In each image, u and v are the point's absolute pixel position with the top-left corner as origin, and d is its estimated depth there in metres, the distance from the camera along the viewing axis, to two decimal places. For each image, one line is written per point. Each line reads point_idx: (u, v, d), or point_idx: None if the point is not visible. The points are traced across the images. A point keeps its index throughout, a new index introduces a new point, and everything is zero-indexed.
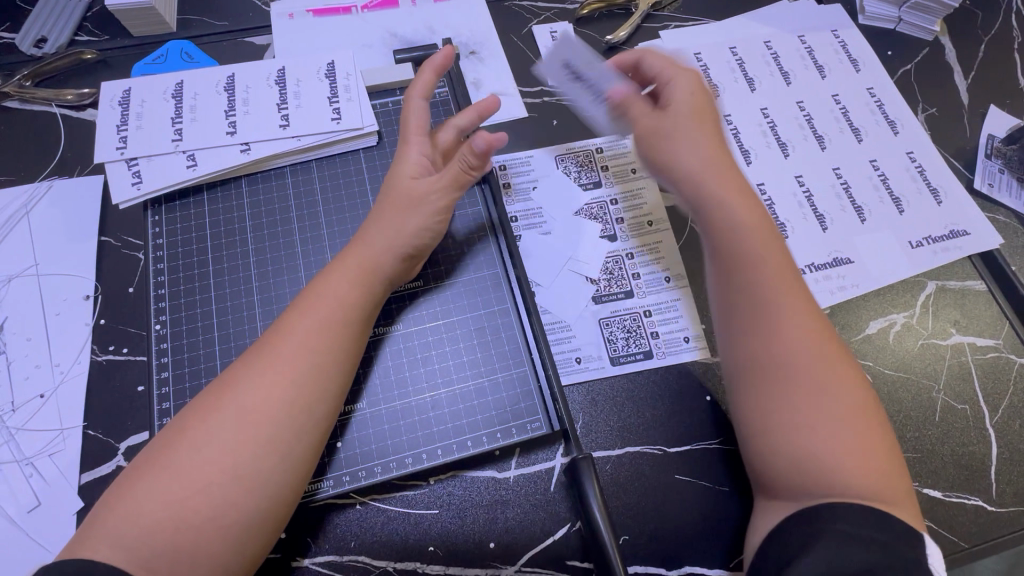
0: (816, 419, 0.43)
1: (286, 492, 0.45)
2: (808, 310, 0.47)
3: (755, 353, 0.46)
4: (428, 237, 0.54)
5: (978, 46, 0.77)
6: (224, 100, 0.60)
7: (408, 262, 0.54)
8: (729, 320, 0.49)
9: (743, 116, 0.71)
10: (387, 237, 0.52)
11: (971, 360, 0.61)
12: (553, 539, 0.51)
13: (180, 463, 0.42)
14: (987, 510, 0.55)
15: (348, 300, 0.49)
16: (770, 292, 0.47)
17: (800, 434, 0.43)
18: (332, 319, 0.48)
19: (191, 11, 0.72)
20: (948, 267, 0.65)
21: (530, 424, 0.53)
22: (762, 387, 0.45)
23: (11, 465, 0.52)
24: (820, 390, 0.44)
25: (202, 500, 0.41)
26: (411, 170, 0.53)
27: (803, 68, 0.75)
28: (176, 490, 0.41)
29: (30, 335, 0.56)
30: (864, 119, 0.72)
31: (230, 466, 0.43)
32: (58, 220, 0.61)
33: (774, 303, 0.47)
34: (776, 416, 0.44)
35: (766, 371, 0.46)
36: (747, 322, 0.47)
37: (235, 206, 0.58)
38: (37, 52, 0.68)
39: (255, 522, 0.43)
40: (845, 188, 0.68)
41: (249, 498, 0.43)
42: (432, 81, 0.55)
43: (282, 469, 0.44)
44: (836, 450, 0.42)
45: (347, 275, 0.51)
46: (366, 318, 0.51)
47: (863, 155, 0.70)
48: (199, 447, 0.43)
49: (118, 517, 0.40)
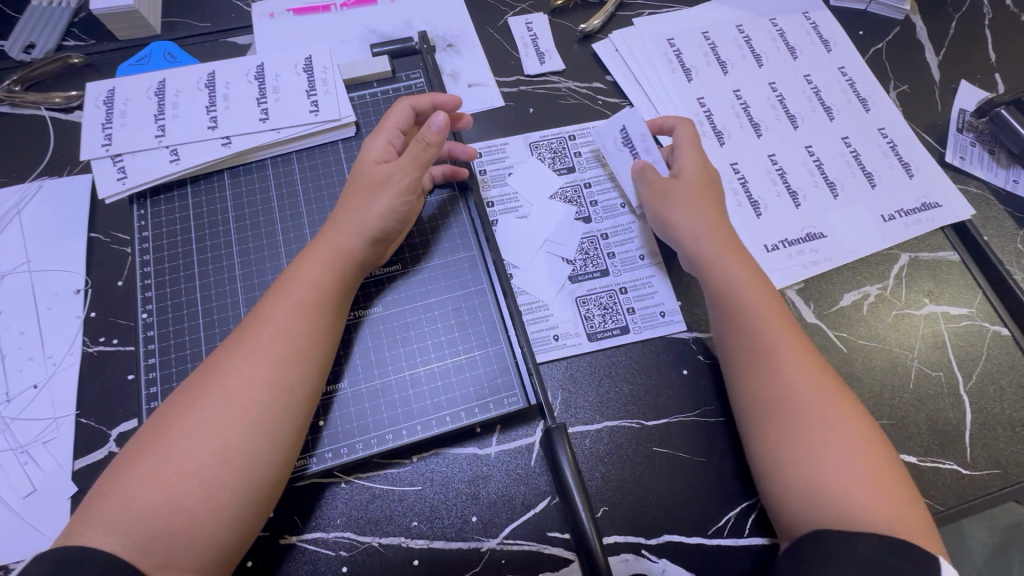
0: (830, 459, 0.46)
1: (274, 471, 0.46)
2: (802, 354, 0.51)
3: (757, 401, 0.50)
4: (390, 220, 0.55)
5: (949, 23, 0.78)
6: (205, 96, 0.62)
7: (379, 246, 0.55)
8: (736, 375, 0.53)
9: (715, 98, 0.73)
10: (360, 221, 0.53)
11: (944, 329, 0.62)
12: (534, 512, 0.53)
13: (170, 449, 0.44)
14: (962, 473, 0.56)
15: (322, 283, 0.51)
16: (768, 341, 0.52)
17: (812, 471, 0.46)
18: (308, 301, 0.50)
19: (174, 14, 0.74)
20: (921, 238, 0.66)
21: (508, 399, 0.54)
22: (772, 436, 0.49)
23: (7, 454, 0.54)
24: (821, 430, 0.47)
25: (193, 483, 0.43)
26: (375, 155, 0.56)
27: (775, 50, 0.76)
28: (167, 475, 0.43)
29: (24, 329, 0.58)
30: (836, 98, 0.73)
31: (220, 448, 0.44)
32: (50, 218, 0.62)
33: (772, 350, 0.51)
34: (787, 458, 0.47)
35: (769, 421, 0.49)
36: (749, 373, 0.52)
37: (218, 198, 0.60)
38: (26, 58, 0.70)
39: (248, 498, 0.44)
40: (817, 164, 0.69)
41: (244, 476, 0.44)
42: (427, 104, 0.60)
43: (271, 446, 0.46)
44: (843, 481, 0.45)
45: (321, 259, 0.52)
46: (342, 301, 0.53)
47: (835, 132, 0.71)
48: (190, 431, 0.45)
49: (113, 504, 0.42)
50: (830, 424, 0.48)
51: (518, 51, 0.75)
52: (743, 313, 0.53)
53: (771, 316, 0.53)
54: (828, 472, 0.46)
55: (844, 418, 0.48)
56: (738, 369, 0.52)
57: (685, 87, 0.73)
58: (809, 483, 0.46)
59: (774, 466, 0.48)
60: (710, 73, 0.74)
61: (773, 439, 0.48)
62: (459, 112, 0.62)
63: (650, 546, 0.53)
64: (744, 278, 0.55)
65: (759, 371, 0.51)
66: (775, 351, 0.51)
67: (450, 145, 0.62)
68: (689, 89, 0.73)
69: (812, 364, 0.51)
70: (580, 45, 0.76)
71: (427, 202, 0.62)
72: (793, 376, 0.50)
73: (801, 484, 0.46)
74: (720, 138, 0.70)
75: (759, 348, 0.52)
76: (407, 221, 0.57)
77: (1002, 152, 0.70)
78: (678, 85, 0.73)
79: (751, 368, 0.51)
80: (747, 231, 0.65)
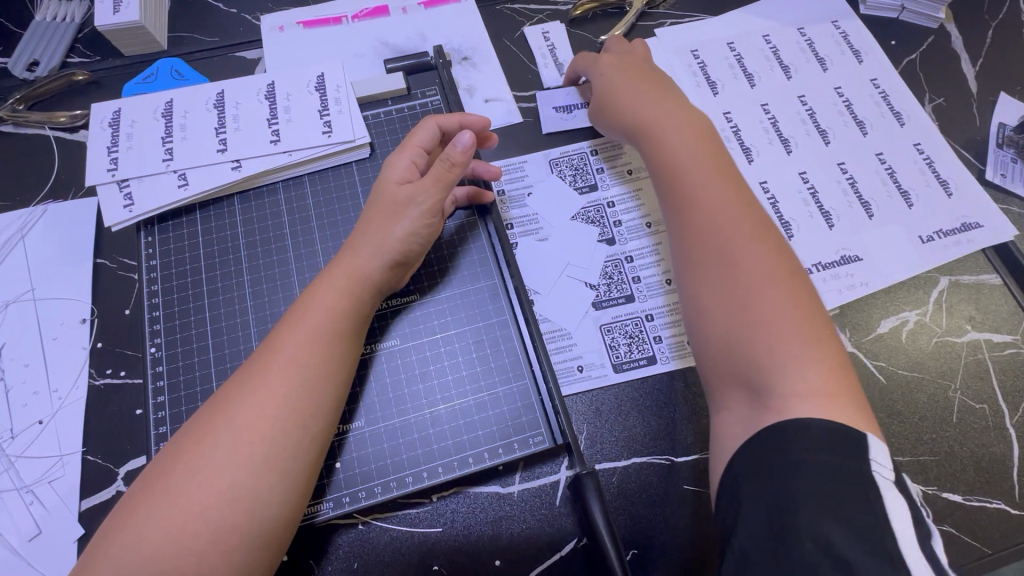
0: (756, 307, 0.46)
1: (287, 513, 0.44)
2: (741, 212, 0.51)
3: (690, 256, 0.51)
4: (412, 242, 0.52)
5: (985, 32, 0.75)
6: (215, 117, 0.59)
7: (396, 272, 0.53)
8: (674, 233, 0.53)
9: (742, 113, 0.70)
10: (377, 248, 0.51)
11: (988, 358, 0.59)
12: (560, 555, 0.50)
13: (178, 489, 0.42)
14: (1009, 514, 0.53)
15: (337, 311, 0.49)
16: (704, 200, 0.52)
17: (733, 318, 0.46)
18: (322, 329, 0.48)
19: (182, 29, 0.72)
20: (960, 261, 0.63)
21: (533, 438, 0.52)
22: (701, 288, 0.49)
23: (12, 493, 0.52)
24: (750, 282, 0.47)
25: (201, 524, 0.41)
26: (397, 176, 0.53)
27: (803, 61, 0.73)
28: (174, 516, 0.41)
29: (28, 361, 0.56)
30: (868, 112, 0.70)
31: (228, 488, 0.42)
32: (54, 244, 0.60)
33: (706, 208, 0.51)
34: (710, 306, 0.48)
35: (701, 272, 0.49)
36: (684, 229, 0.52)
37: (228, 224, 0.58)
38: (29, 75, 0.68)
39: (256, 543, 0.42)
40: (851, 183, 0.66)
41: (250, 516, 0.42)
42: (455, 124, 0.57)
43: (281, 485, 0.44)
44: (763, 330, 0.45)
45: (336, 287, 0.50)
46: (357, 332, 0.50)
47: (869, 148, 0.68)
48: (197, 469, 0.42)
49: (119, 549, 0.40)
50: (760, 271, 0.47)
51: (536, 64, 0.72)
52: (682, 176, 0.54)
53: (708, 175, 0.53)
54: (754, 318, 0.45)
55: (776, 270, 0.47)
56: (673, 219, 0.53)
57: (712, 103, 0.70)
58: (732, 330, 0.46)
59: (706, 312, 0.48)
60: (736, 87, 0.71)
61: (703, 287, 0.49)
62: (487, 132, 0.60)
63: None
64: (687, 148, 0.55)
65: (693, 227, 0.51)
66: (711, 210, 0.51)
67: (473, 164, 0.59)
68: (715, 105, 0.70)
69: (748, 215, 0.51)
70: None
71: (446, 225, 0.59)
72: (729, 226, 0.50)
73: (722, 331, 0.47)
74: (749, 155, 0.68)
75: (695, 204, 0.52)
76: (430, 244, 0.54)
77: None
78: (704, 101, 0.70)
79: (686, 224, 0.52)
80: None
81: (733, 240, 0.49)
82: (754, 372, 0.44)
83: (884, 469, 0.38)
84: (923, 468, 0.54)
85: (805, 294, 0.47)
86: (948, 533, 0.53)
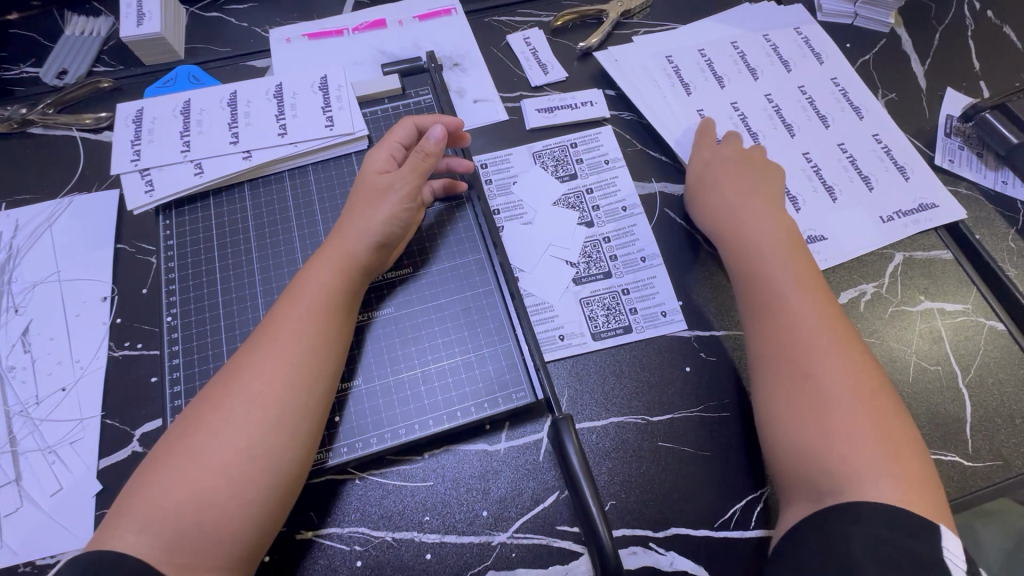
0: (837, 413, 0.48)
1: (297, 468, 0.48)
2: (825, 318, 0.53)
3: (772, 355, 0.53)
4: (392, 224, 0.57)
5: (933, 35, 0.82)
6: (228, 114, 0.65)
7: (382, 252, 0.58)
8: (755, 330, 0.55)
9: (715, 111, 0.76)
10: (362, 228, 0.56)
11: (941, 324, 0.63)
12: (543, 506, 0.54)
13: (198, 450, 0.46)
14: (964, 465, 0.57)
15: (331, 286, 0.54)
16: (786, 300, 0.54)
17: (811, 420, 0.49)
18: (319, 303, 0.53)
19: (198, 41, 0.79)
20: (913, 238, 0.68)
21: (516, 394, 0.56)
22: (780, 388, 0.51)
23: (35, 454, 0.56)
24: (829, 388, 0.49)
25: (221, 480, 0.45)
26: (376, 166, 0.59)
27: (768, 64, 0.80)
28: (197, 475, 0.45)
29: (53, 335, 0.61)
30: (829, 108, 0.76)
31: (245, 447, 0.46)
32: (79, 230, 0.66)
33: (791, 311, 0.54)
34: (783, 409, 0.50)
35: (782, 372, 0.52)
36: (767, 327, 0.54)
37: (239, 209, 0.63)
38: (59, 83, 0.75)
39: (272, 496, 0.46)
40: (814, 171, 0.72)
41: (266, 471, 0.46)
42: (429, 122, 0.63)
43: (292, 443, 0.48)
44: (843, 438, 0.47)
45: (328, 265, 0.55)
46: (350, 305, 0.55)
47: (831, 140, 0.74)
48: (216, 432, 0.46)
49: (145, 504, 0.44)
50: (842, 385, 0.49)
51: (521, 68, 0.79)
52: (768, 283, 0.56)
53: (797, 286, 0.55)
54: (835, 427, 0.48)
55: (859, 386, 0.50)
56: (752, 328, 0.56)
57: (687, 103, 0.76)
58: (808, 435, 0.48)
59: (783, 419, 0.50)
60: (708, 88, 0.77)
61: (784, 391, 0.51)
62: (461, 131, 0.65)
63: (658, 538, 0.53)
64: (773, 246, 0.58)
65: (773, 326, 0.54)
66: (796, 313, 0.53)
67: (447, 159, 0.64)
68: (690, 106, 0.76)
69: (838, 329, 0.53)
70: (580, 61, 0.80)
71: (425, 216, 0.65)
72: (813, 334, 0.52)
73: (799, 433, 0.49)
74: None
75: (779, 314, 0.54)
76: (408, 228, 0.59)
77: (987, 154, 0.73)
78: (679, 100, 0.76)
79: (766, 322, 0.54)
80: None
81: (817, 352, 0.51)
82: (828, 479, 0.46)
83: (957, 558, 0.40)
84: None
85: (889, 411, 0.49)
86: None
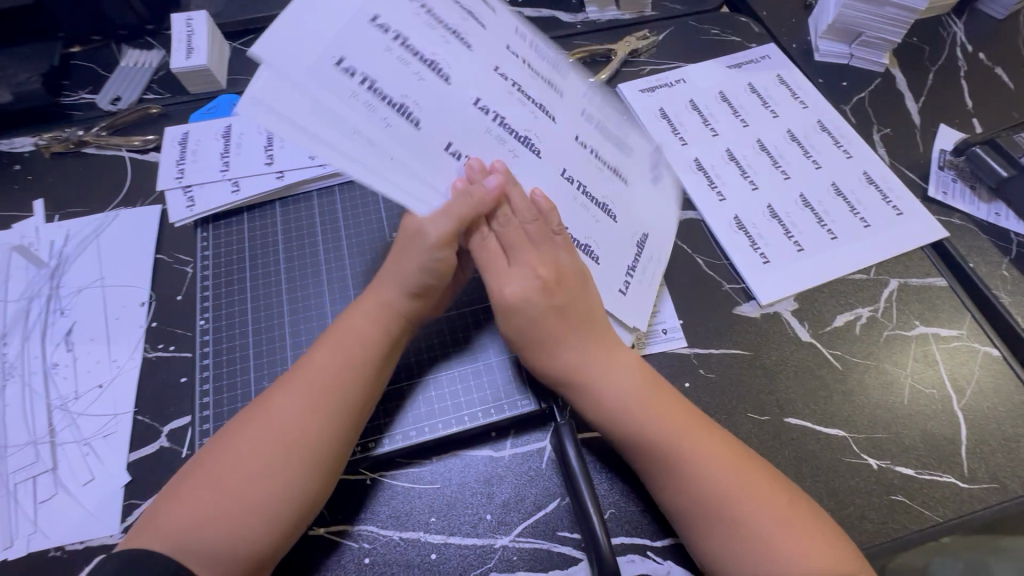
0: (761, 540, 0.49)
1: (318, 499, 0.51)
2: (698, 433, 0.54)
3: (680, 511, 0.51)
4: (423, 275, 0.55)
5: (926, 75, 0.86)
6: (264, 138, 0.72)
7: (419, 301, 0.58)
8: (655, 481, 0.53)
9: (364, 132, 0.47)
10: (395, 277, 0.57)
11: (935, 349, 0.65)
12: (545, 512, 0.56)
13: (226, 478, 0.49)
14: (959, 487, 0.58)
15: (367, 335, 0.56)
16: (670, 440, 0.53)
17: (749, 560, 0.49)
18: (355, 352, 0.55)
19: (239, 73, 0.86)
20: (909, 266, 0.70)
21: (520, 401, 0.60)
22: (706, 534, 0.50)
23: (72, 445, 0.60)
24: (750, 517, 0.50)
25: (246, 507, 0.48)
26: None
27: (387, 47, 0.50)
28: (224, 500, 0.48)
29: (94, 336, 0.65)
30: (512, 113, 0.57)
31: (272, 482, 0.49)
32: (123, 241, 0.72)
33: (677, 451, 0.52)
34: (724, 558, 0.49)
35: (696, 518, 0.51)
36: (666, 479, 0.52)
37: (270, 224, 0.69)
38: (112, 108, 0.83)
39: (292, 523, 0.49)
40: (583, 193, 0.61)
41: (282, 511, 0.49)
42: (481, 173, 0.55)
43: (314, 484, 0.50)
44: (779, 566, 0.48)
45: (368, 316, 0.57)
46: (387, 354, 0.57)
47: (482, 125, 0.55)
48: (244, 463, 0.50)
49: (173, 517, 0.48)
50: (753, 510, 0.50)
51: None
52: (638, 435, 0.53)
53: (630, 400, 0.55)
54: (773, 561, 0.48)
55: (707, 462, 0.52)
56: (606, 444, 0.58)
57: (313, 140, 0.45)
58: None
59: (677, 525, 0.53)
60: (729, 124, 0.81)
61: (713, 538, 0.50)
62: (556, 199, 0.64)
63: (655, 547, 0.55)
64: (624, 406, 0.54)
65: (670, 474, 0.52)
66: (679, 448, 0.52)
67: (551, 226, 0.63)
68: (336, 137, 0.46)
69: (698, 431, 0.54)
70: None
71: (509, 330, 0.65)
72: (706, 460, 0.52)
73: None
74: (750, 181, 0.76)
75: (632, 443, 0.54)
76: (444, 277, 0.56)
77: (980, 187, 0.76)
78: (344, 137, 0.46)
79: (665, 473, 0.52)
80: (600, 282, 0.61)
81: (671, 455, 0.52)
82: None
83: None
84: (876, 442, 0.60)
85: (759, 473, 0.52)
86: (902, 503, 0.57)
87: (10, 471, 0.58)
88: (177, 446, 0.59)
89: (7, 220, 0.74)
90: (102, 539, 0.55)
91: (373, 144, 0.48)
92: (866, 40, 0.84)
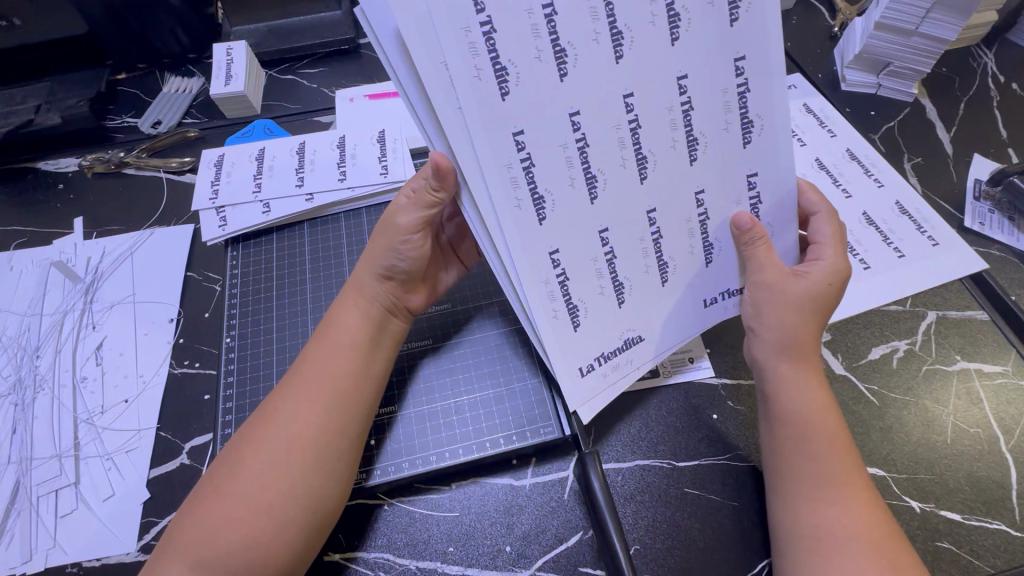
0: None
1: (336, 502, 0.51)
2: (852, 466, 0.51)
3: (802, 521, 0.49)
4: (394, 260, 0.57)
5: (958, 105, 0.85)
6: (296, 161, 0.74)
7: (397, 285, 0.59)
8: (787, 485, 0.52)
9: (450, 68, 0.43)
10: (372, 261, 0.58)
11: (979, 386, 0.62)
12: (567, 546, 0.54)
13: (239, 492, 0.48)
14: (1011, 535, 0.54)
15: (352, 323, 0.56)
16: (827, 460, 0.51)
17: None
18: (346, 345, 0.55)
19: (273, 99, 0.90)
20: (946, 298, 0.68)
21: (543, 429, 0.58)
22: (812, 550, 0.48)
23: (95, 460, 0.60)
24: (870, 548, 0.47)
25: (266, 521, 0.47)
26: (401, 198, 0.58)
27: (528, 8, 0.44)
28: (242, 514, 0.47)
29: (123, 351, 0.67)
30: (605, 146, 0.49)
31: (286, 489, 0.48)
32: (155, 259, 0.73)
33: (834, 471, 0.50)
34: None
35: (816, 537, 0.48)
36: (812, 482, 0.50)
37: (298, 245, 0.70)
38: (153, 131, 0.86)
39: (313, 532, 0.49)
40: (609, 260, 0.54)
41: (302, 519, 0.48)
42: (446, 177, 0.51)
43: (327, 481, 0.50)
44: None
45: (350, 304, 0.57)
46: (374, 339, 0.56)
47: (562, 139, 0.48)
48: (257, 475, 0.49)
49: (196, 538, 0.47)
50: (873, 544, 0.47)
51: None
52: (798, 430, 0.53)
53: (813, 407, 0.53)
54: None
55: (852, 480, 0.50)
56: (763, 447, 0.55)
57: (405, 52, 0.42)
58: None
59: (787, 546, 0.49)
60: None
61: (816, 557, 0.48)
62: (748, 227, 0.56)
63: None
64: (809, 405, 0.53)
65: (820, 484, 0.50)
66: (831, 468, 0.51)
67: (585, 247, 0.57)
68: (420, 67, 0.42)
69: (853, 464, 0.51)
70: None
71: (532, 356, 0.63)
72: (846, 487, 0.50)
73: None
74: None
75: (795, 436, 0.53)
76: (417, 261, 0.58)
77: (1020, 219, 0.73)
78: (427, 61, 0.42)
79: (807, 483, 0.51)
80: (561, 353, 0.53)
81: (828, 471, 0.50)
82: None
83: None
84: (918, 482, 0.57)
85: (893, 538, 0.48)
86: (948, 550, 0.53)
87: (35, 484, 0.59)
88: (197, 464, 0.59)
89: (49, 237, 0.77)
90: (118, 557, 0.54)
91: (451, 86, 0.43)
92: (894, 71, 0.84)
